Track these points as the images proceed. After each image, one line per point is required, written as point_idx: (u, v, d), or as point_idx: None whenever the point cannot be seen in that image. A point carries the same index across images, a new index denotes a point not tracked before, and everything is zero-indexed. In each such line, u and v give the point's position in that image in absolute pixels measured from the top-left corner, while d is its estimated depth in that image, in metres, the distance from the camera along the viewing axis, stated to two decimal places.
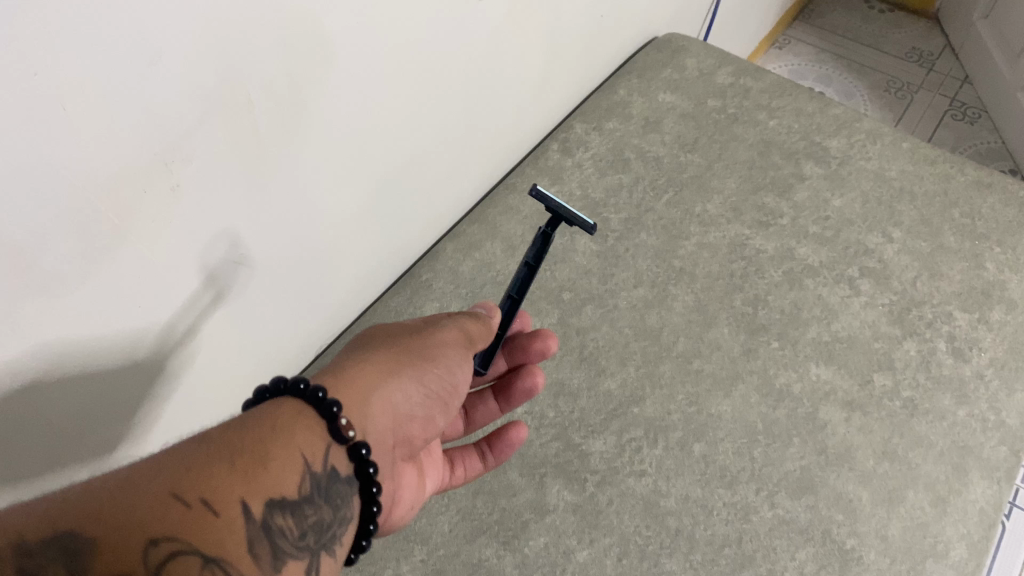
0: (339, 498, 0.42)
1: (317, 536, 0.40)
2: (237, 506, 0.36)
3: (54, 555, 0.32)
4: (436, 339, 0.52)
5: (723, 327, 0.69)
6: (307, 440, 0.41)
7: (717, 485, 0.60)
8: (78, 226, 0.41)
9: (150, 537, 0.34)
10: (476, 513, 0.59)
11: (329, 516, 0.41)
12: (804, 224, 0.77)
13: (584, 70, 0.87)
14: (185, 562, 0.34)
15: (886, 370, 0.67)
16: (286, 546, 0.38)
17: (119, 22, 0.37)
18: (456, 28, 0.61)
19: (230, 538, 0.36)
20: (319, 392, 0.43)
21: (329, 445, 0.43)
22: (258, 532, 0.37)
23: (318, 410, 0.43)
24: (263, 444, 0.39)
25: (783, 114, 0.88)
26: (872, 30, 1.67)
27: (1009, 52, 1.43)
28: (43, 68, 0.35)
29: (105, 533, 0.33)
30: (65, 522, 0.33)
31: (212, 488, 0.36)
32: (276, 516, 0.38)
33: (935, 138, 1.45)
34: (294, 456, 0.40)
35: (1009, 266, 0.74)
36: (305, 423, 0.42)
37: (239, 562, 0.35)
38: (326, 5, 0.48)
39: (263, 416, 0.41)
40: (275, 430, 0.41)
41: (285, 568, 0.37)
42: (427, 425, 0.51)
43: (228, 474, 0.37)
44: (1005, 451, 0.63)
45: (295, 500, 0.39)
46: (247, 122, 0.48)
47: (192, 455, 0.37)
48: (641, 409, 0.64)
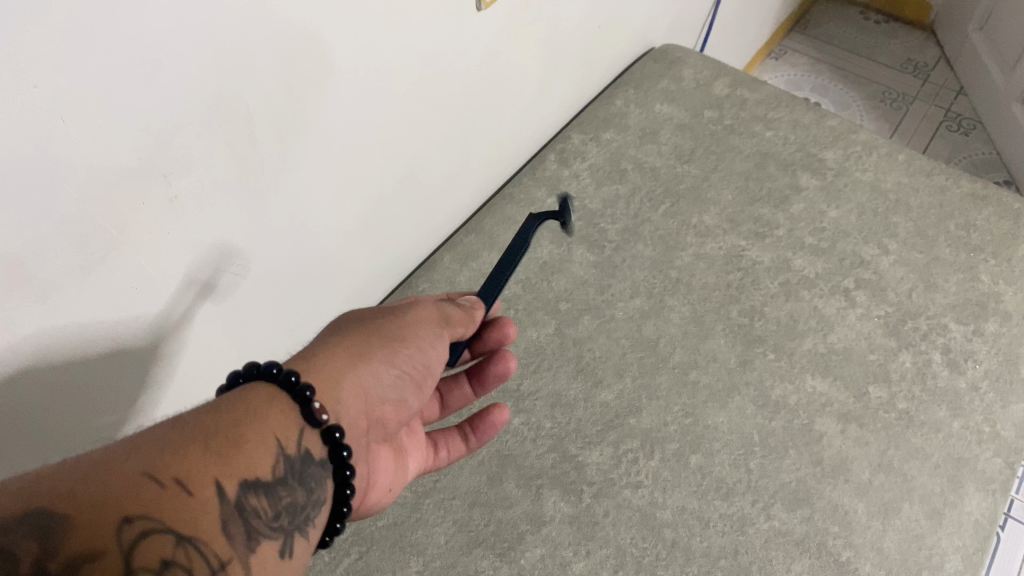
0: (312, 480, 0.42)
1: (291, 518, 0.40)
2: (211, 487, 0.36)
3: (27, 531, 0.31)
4: (408, 320, 0.51)
5: (719, 338, 0.69)
6: (278, 423, 0.41)
7: (714, 496, 0.60)
8: (76, 231, 0.41)
9: (124, 515, 0.32)
10: (472, 524, 0.59)
11: (303, 499, 0.41)
12: (800, 235, 0.77)
13: (581, 81, 0.87)
14: (158, 539, 0.33)
15: (882, 381, 0.67)
16: (261, 526, 0.38)
17: (117, 36, 0.37)
18: (455, 43, 0.62)
19: (204, 518, 0.35)
20: (291, 377, 0.43)
21: (302, 429, 0.42)
22: (232, 513, 0.36)
23: (290, 394, 0.43)
24: (236, 429, 0.39)
25: (780, 126, 0.88)
26: (868, 40, 1.68)
27: (1003, 64, 1.43)
28: (42, 81, 0.35)
29: (78, 510, 0.32)
30: (37, 500, 0.31)
31: (185, 468, 0.35)
32: (251, 497, 0.37)
33: (930, 149, 1.45)
34: (267, 439, 0.40)
35: (1004, 278, 0.75)
36: (278, 409, 0.42)
37: (212, 543, 0.35)
38: (326, 20, 0.48)
39: (237, 398, 0.41)
40: (249, 415, 0.40)
41: (259, 548, 0.37)
42: (400, 407, 0.51)
43: (201, 454, 0.36)
44: (1001, 462, 0.63)
45: (269, 482, 0.39)
46: (246, 135, 0.48)
47: (164, 437, 0.36)
48: (638, 420, 0.64)
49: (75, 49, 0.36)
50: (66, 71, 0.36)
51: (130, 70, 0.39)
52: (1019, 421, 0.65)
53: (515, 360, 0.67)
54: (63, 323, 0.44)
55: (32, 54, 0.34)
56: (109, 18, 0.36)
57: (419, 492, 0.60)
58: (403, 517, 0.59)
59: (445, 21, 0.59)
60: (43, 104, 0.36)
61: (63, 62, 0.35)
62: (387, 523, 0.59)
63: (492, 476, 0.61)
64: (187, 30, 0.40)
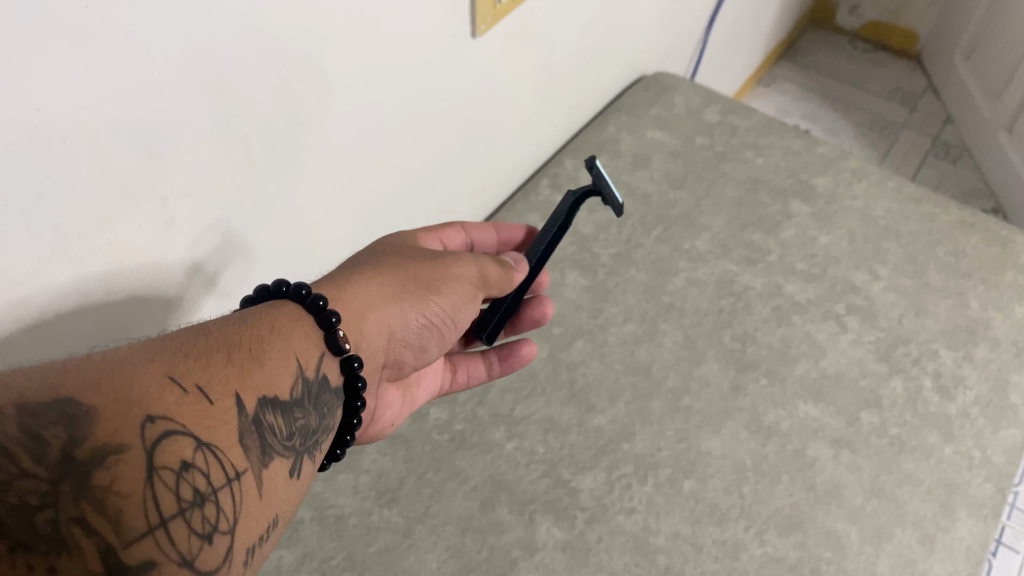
0: (325, 407, 0.44)
1: (303, 440, 0.42)
2: (231, 399, 0.37)
3: (53, 418, 0.31)
4: (448, 273, 0.53)
5: (712, 363, 0.69)
6: (301, 345, 0.43)
7: (707, 522, 0.60)
8: (75, 228, 0.41)
9: (147, 414, 0.33)
10: (465, 550, 0.58)
11: (315, 423, 0.43)
12: (791, 261, 0.78)
13: (575, 107, 0.88)
14: (180, 440, 0.34)
15: (873, 407, 0.67)
16: (274, 443, 0.39)
17: (123, 49, 0.37)
18: (451, 71, 0.63)
19: (223, 426, 0.36)
20: (320, 301, 0.44)
21: (323, 354, 0.44)
22: (248, 426, 0.37)
23: (317, 318, 0.44)
24: (259, 345, 0.41)
25: (770, 152, 0.89)
26: (856, 68, 1.70)
27: (989, 94, 1.46)
28: (46, 104, 0.36)
29: (105, 403, 0.32)
30: (64, 389, 0.32)
31: (207, 377, 0.37)
32: (267, 413, 0.39)
33: (918, 176, 1.47)
34: (289, 359, 0.41)
35: (994, 304, 0.75)
36: (302, 331, 0.43)
37: (229, 451, 0.36)
38: (325, 47, 0.49)
39: (262, 314, 0.43)
40: (273, 333, 0.42)
41: (272, 464, 0.39)
42: (419, 354, 0.55)
43: (223, 366, 0.38)
44: (992, 488, 0.63)
45: (286, 402, 0.41)
46: (242, 158, 0.48)
47: (191, 345, 0.38)
48: (631, 446, 0.64)
49: (80, 55, 0.36)
50: (61, 90, 0.36)
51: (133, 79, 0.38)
52: (1009, 446, 0.65)
53: (507, 386, 0.67)
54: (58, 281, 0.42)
55: (40, 22, 0.33)
56: (108, 38, 0.36)
57: (412, 518, 0.60)
58: (395, 543, 0.58)
59: (440, 48, 0.60)
60: (46, 126, 0.36)
61: (60, 80, 0.35)
62: (380, 549, 0.58)
63: (485, 501, 0.61)
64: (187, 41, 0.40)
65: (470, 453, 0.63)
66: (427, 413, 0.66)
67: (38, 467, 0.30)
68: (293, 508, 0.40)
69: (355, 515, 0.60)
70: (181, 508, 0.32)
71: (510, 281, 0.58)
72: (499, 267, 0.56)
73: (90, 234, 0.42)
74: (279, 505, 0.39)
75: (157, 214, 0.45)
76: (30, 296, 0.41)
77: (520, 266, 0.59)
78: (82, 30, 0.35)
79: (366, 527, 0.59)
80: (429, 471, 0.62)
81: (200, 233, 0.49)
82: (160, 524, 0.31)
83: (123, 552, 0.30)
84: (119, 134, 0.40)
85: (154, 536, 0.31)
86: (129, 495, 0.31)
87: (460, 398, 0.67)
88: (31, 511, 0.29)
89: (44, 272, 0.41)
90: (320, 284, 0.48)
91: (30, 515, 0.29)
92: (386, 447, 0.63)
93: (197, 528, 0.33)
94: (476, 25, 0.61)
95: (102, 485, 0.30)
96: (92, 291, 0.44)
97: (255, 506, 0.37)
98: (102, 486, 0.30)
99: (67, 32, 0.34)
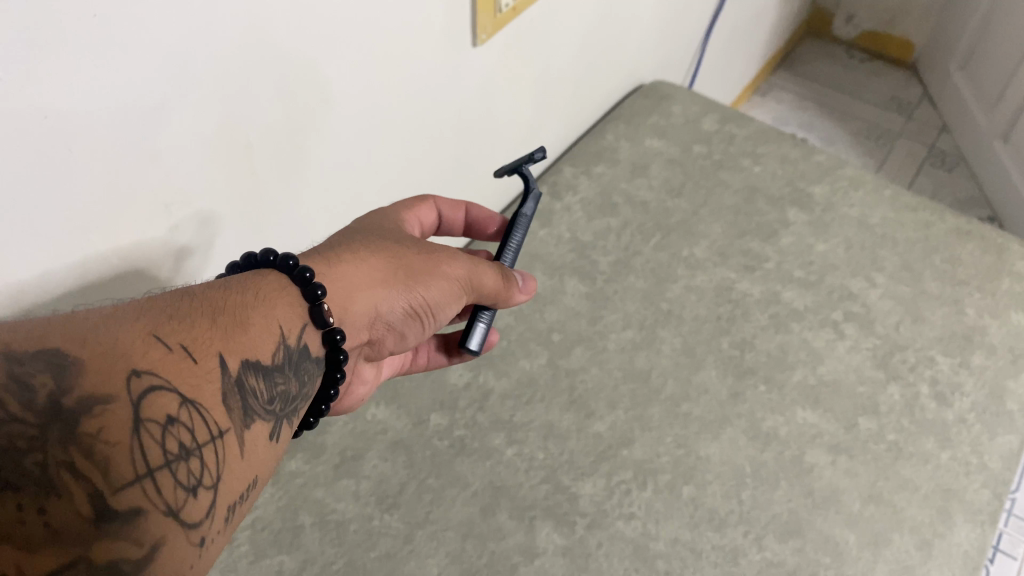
0: (304, 375, 0.45)
1: (282, 405, 0.42)
2: (215, 359, 0.38)
3: (41, 366, 0.31)
4: (440, 271, 0.52)
5: (710, 369, 0.70)
6: (284, 314, 0.43)
7: (706, 528, 0.60)
8: (77, 230, 0.41)
9: (133, 368, 0.34)
10: (465, 556, 0.58)
11: (295, 390, 0.44)
12: (788, 269, 0.78)
13: (574, 115, 0.89)
14: (165, 396, 0.34)
15: (871, 413, 0.68)
16: (256, 407, 0.40)
17: (131, 38, 0.37)
18: (453, 77, 0.63)
19: (207, 385, 0.37)
20: (307, 274, 0.44)
21: (305, 325, 0.45)
22: (232, 386, 0.38)
23: (302, 291, 0.45)
24: (244, 310, 0.41)
25: (768, 161, 0.90)
26: (853, 78, 1.71)
27: (985, 101, 1.46)
28: (54, 112, 0.36)
29: (91, 356, 0.33)
30: (52, 341, 0.33)
31: (192, 337, 0.37)
32: (250, 376, 0.40)
33: (914, 185, 1.48)
34: (271, 326, 0.42)
35: (990, 311, 0.76)
36: (287, 300, 0.44)
37: (213, 410, 0.37)
38: (325, 55, 0.49)
39: (249, 282, 0.43)
40: (257, 299, 0.42)
41: (253, 426, 0.39)
42: (400, 339, 0.55)
43: (208, 328, 0.38)
44: (989, 493, 0.63)
45: (268, 367, 0.41)
46: (246, 165, 0.49)
47: (177, 305, 0.38)
48: (631, 451, 0.64)
49: (84, 49, 0.36)
50: (66, 90, 0.36)
51: (141, 63, 0.38)
52: (1005, 453, 0.66)
53: (507, 393, 0.68)
54: (65, 261, 0.42)
55: (42, 14, 0.33)
56: (117, 37, 0.36)
57: (412, 523, 0.60)
58: (396, 549, 0.58)
59: (442, 56, 0.60)
60: (54, 130, 0.37)
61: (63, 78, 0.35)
62: (380, 554, 0.58)
63: (486, 507, 0.61)
64: (192, 36, 0.40)
65: (470, 459, 0.64)
66: (428, 419, 0.66)
67: (26, 412, 0.30)
68: (269, 471, 0.41)
69: (355, 521, 0.60)
70: (166, 461, 0.33)
71: (509, 297, 0.56)
72: (496, 276, 0.54)
73: (92, 227, 0.42)
74: (258, 466, 0.39)
75: (161, 220, 0.46)
76: (33, 295, 0.41)
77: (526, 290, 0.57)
78: (93, 27, 0.35)
79: (367, 533, 0.59)
80: (429, 477, 0.62)
81: (201, 238, 0.49)
82: (147, 474, 0.32)
83: (111, 498, 0.31)
84: (120, 129, 0.40)
85: (141, 485, 0.32)
86: (116, 444, 0.32)
87: (460, 405, 0.67)
88: (20, 453, 0.29)
89: (44, 263, 0.41)
90: (309, 255, 0.48)
91: (21, 456, 0.29)
92: (387, 453, 0.64)
93: (182, 481, 0.34)
94: (477, 33, 0.62)
95: (89, 433, 0.31)
96: (90, 282, 0.44)
97: (236, 465, 0.37)
98: (90, 434, 0.31)
99: (78, 31, 0.35)
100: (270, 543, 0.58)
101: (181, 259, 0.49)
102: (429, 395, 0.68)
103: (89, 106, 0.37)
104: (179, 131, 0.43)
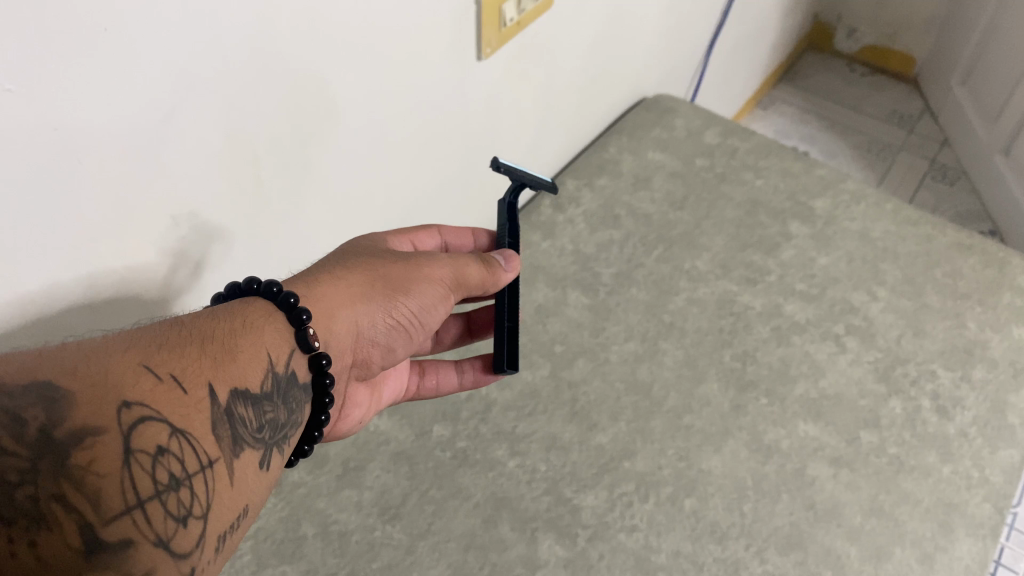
0: (294, 403, 0.45)
1: (272, 432, 0.43)
2: (205, 388, 0.38)
3: (32, 401, 0.31)
4: (420, 275, 0.53)
5: (712, 382, 0.70)
6: (273, 341, 0.43)
7: (708, 540, 0.60)
8: (83, 239, 0.41)
9: (123, 399, 0.34)
10: (466, 567, 0.58)
11: (284, 417, 0.44)
12: (790, 282, 0.79)
13: (578, 128, 0.89)
14: (155, 426, 0.35)
15: (873, 427, 0.68)
16: (246, 433, 0.40)
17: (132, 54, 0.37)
18: (458, 93, 0.64)
19: (197, 414, 0.37)
20: (291, 299, 0.45)
21: (293, 351, 0.45)
22: (222, 415, 0.38)
23: (289, 316, 0.45)
24: (232, 337, 0.41)
25: (770, 174, 0.90)
26: (854, 91, 1.72)
27: (986, 116, 1.47)
28: (62, 125, 0.36)
29: (81, 388, 0.33)
30: (42, 373, 0.33)
31: (183, 367, 0.38)
32: (239, 405, 0.40)
33: (916, 199, 1.48)
34: (260, 354, 0.42)
35: (991, 325, 0.76)
36: (274, 326, 0.44)
37: (203, 439, 0.37)
38: (332, 71, 0.50)
39: (238, 308, 0.43)
40: (245, 327, 0.42)
41: (243, 454, 0.40)
42: (387, 353, 0.55)
43: (197, 358, 0.39)
44: (991, 508, 0.63)
45: (258, 394, 0.41)
46: (251, 180, 0.49)
47: (166, 335, 0.38)
48: (633, 464, 0.64)
49: (93, 72, 0.36)
50: (70, 105, 0.36)
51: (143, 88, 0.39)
52: (1007, 467, 0.66)
53: (509, 404, 0.68)
54: (75, 272, 0.42)
55: (50, 30, 0.33)
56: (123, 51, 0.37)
57: (415, 535, 0.60)
58: (397, 560, 0.59)
59: (448, 70, 0.61)
60: (57, 150, 0.37)
61: (65, 96, 0.36)
62: (382, 566, 0.58)
63: (487, 519, 0.61)
64: (195, 66, 0.41)
65: (472, 470, 0.64)
66: (430, 431, 0.66)
67: (18, 445, 0.30)
68: (262, 499, 0.42)
69: (358, 532, 0.60)
70: (157, 491, 0.33)
71: (496, 281, 0.55)
72: (480, 268, 0.54)
73: (101, 242, 0.42)
74: (249, 494, 0.40)
75: (168, 228, 0.46)
76: (44, 305, 0.42)
77: (511, 266, 0.56)
78: (95, 43, 0.35)
79: (369, 544, 0.59)
80: (431, 488, 0.63)
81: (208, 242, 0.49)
82: (137, 504, 0.32)
83: (102, 529, 0.31)
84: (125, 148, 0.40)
85: (131, 516, 0.32)
86: (107, 475, 0.32)
87: (463, 416, 0.67)
88: (10, 487, 0.30)
89: (51, 272, 0.41)
90: (290, 281, 0.49)
91: (12, 489, 0.30)
92: (389, 464, 0.64)
93: (172, 511, 0.34)
94: (480, 47, 0.62)
95: (80, 465, 0.31)
96: (99, 290, 0.44)
97: (227, 495, 0.38)
98: (80, 466, 0.31)
99: (81, 50, 0.35)
100: (272, 554, 0.58)
101: (190, 264, 0.49)
102: (431, 406, 0.68)
103: (92, 123, 0.38)
104: (184, 152, 0.43)
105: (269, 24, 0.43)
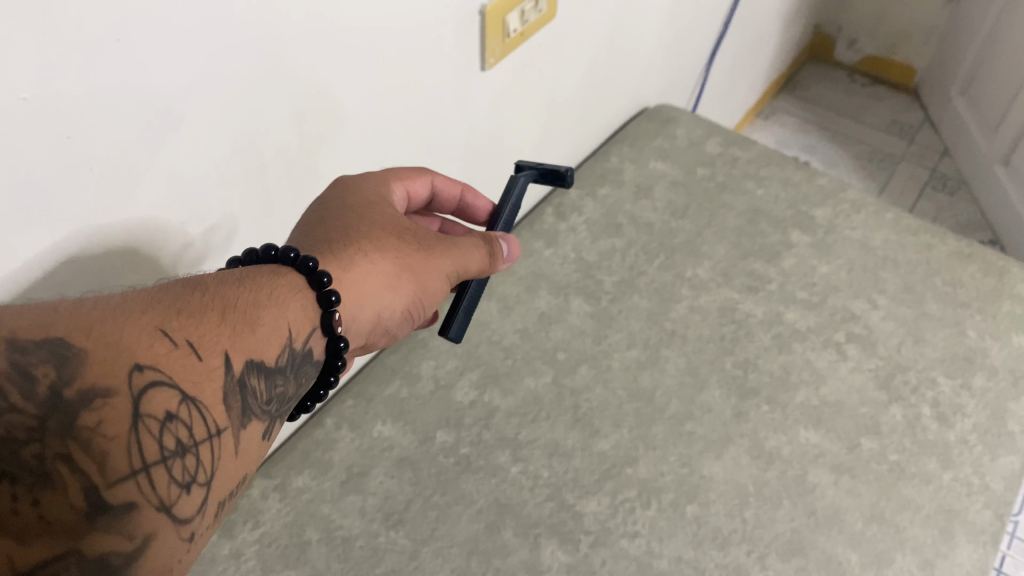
0: (305, 377, 0.45)
1: (279, 406, 0.43)
2: (220, 357, 0.38)
3: (43, 357, 0.32)
4: (436, 265, 0.52)
5: (714, 389, 0.70)
6: (296, 316, 0.43)
7: (709, 547, 0.61)
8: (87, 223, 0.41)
9: (136, 362, 0.34)
10: (469, 572, 0.59)
11: (293, 391, 0.44)
12: (791, 290, 0.79)
13: (581, 138, 0.90)
14: (165, 392, 0.35)
15: (873, 433, 0.68)
16: (254, 406, 0.40)
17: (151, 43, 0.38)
18: (461, 102, 0.64)
19: (210, 383, 0.37)
20: (311, 264, 0.45)
21: (314, 330, 0.45)
22: (234, 386, 0.39)
23: (309, 281, 0.45)
24: (256, 307, 0.42)
25: (771, 183, 0.91)
26: (855, 101, 1.73)
27: (986, 127, 1.47)
28: (77, 132, 0.37)
29: (94, 349, 0.34)
30: (57, 330, 0.33)
31: (199, 335, 0.38)
32: (253, 377, 0.40)
33: (916, 208, 1.49)
34: (281, 328, 0.42)
35: (991, 333, 0.76)
36: (300, 302, 0.44)
37: (213, 408, 0.37)
38: (338, 80, 0.51)
39: (264, 276, 0.44)
40: (271, 298, 0.43)
41: (249, 425, 0.40)
42: (390, 337, 0.55)
43: (217, 326, 0.39)
44: (991, 515, 0.63)
45: (272, 367, 0.42)
46: (258, 184, 0.50)
47: (188, 300, 0.39)
48: (635, 470, 0.65)
49: (108, 69, 0.37)
50: (85, 97, 0.37)
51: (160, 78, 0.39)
52: (1007, 474, 0.66)
53: (512, 410, 0.68)
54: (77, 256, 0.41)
55: (68, 29, 0.34)
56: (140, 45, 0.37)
57: (418, 540, 0.60)
58: (401, 565, 0.59)
59: (452, 80, 0.61)
60: (72, 151, 0.38)
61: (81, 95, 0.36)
62: (386, 570, 0.59)
63: (490, 524, 0.61)
64: (213, 63, 0.42)
65: (476, 476, 0.64)
66: (434, 436, 0.67)
67: (27, 404, 0.31)
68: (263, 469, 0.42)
69: (362, 537, 0.60)
70: (163, 456, 0.34)
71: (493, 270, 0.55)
72: (483, 259, 0.53)
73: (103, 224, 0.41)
74: (251, 464, 0.40)
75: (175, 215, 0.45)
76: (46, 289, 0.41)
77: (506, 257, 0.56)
78: (111, 32, 0.36)
79: (373, 548, 0.60)
80: (435, 494, 0.63)
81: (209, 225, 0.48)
82: (142, 469, 0.33)
83: (105, 490, 0.31)
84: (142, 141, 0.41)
85: (135, 480, 0.32)
86: (115, 438, 0.32)
87: (466, 422, 0.68)
88: (18, 444, 0.30)
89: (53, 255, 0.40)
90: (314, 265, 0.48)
91: (18, 448, 0.30)
92: (393, 469, 0.64)
93: (176, 477, 0.34)
94: (484, 57, 0.63)
95: (88, 426, 0.32)
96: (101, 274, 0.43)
97: (230, 464, 0.38)
98: (88, 426, 0.32)
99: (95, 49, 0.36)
100: (277, 559, 0.59)
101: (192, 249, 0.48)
102: (435, 412, 0.68)
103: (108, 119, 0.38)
104: (200, 135, 0.44)
105: (277, 31, 0.44)
